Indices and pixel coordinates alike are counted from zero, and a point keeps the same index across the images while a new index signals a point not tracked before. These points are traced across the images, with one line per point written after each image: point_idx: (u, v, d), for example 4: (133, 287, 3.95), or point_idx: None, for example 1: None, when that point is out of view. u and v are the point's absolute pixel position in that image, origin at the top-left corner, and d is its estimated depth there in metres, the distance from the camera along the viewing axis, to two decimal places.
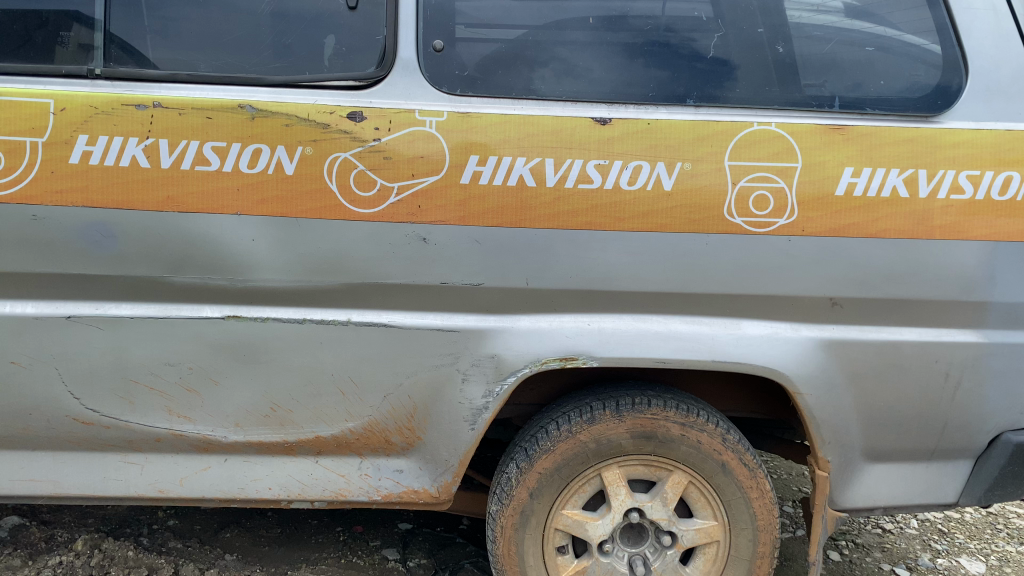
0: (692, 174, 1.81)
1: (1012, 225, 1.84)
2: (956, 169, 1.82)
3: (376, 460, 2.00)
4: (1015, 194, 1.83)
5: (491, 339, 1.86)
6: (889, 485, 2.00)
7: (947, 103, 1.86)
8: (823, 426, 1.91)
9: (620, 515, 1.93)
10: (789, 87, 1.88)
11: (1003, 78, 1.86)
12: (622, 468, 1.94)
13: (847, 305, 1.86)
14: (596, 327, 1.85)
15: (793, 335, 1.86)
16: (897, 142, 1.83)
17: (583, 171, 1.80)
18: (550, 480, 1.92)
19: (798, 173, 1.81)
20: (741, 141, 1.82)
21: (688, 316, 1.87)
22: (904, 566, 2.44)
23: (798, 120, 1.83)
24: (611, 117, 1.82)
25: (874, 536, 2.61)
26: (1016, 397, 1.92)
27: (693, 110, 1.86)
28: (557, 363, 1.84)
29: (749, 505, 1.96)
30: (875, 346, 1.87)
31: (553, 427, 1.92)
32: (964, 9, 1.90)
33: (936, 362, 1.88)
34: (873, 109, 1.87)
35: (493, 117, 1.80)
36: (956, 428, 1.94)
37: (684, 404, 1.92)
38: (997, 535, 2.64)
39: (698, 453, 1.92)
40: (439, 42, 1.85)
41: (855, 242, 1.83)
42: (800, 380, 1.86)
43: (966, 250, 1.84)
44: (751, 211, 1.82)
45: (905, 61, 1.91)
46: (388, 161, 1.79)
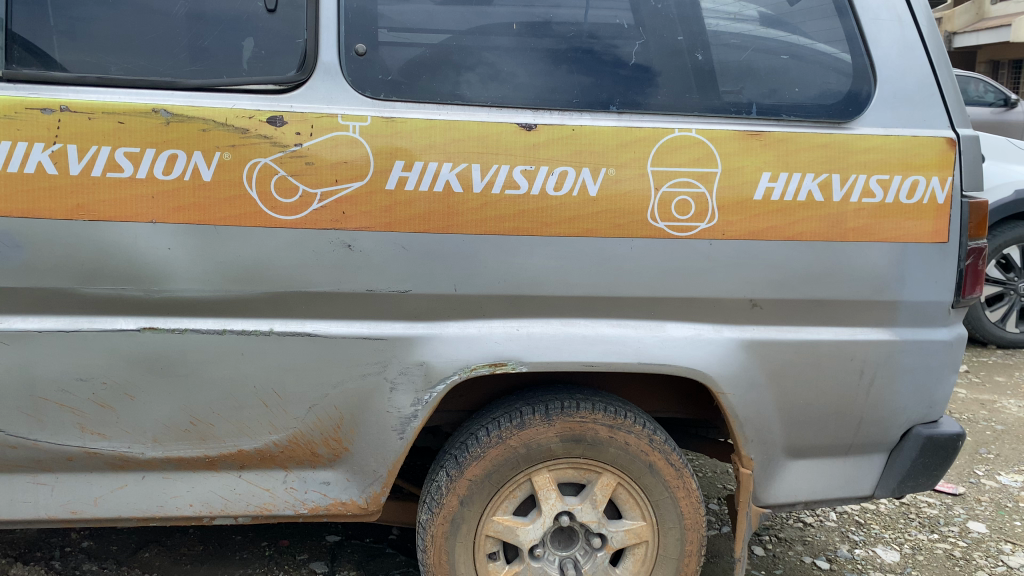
0: (616, 180, 1.83)
1: (918, 227, 1.93)
2: (867, 173, 1.90)
3: (302, 473, 1.95)
4: (921, 197, 1.92)
5: (420, 346, 1.84)
6: (809, 480, 2.05)
7: (857, 110, 1.93)
8: (746, 425, 1.95)
9: (551, 519, 1.94)
10: (708, 94, 1.92)
11: (907, 86, 1.95)
12: (552, 472, 1.94)
13: (767, 306, 1.91)
14: (525, 332, 1.85)
15: (716, 336, 1.90)
16: (812, 148, 1.88)
17: (510, 177, 1.80)
18: (481, 486, 1.91)
19: (718, 178, 1.85)
20: (663, 147, 1.85)
21: (615, 319, 1.89)
22: (824, 558, 2.52)
23: (716, 126, 1.88)
24: (537, 122, 1.83)
25: (795, 531, 2.67)
26: (926, 393, 2.01)
27: (617, 116, 1.88)
28: (487, 368, 1.83)
29: (676, 505, 1.99)
30: (794, 346, 1.92)
31: (483, 433, 1.92)
32: (871, 20, 1.97)
33: (852, 359, 1.95)
34: (789, 116, 1.93)
35: (418, 122, 1.79)
36: (871, 423, 2.01)
37: (612, 406, 1.95)
38: (910, 524, 2.73)
39: (626, 454, 1.94)
40: (362, 46, 1.83)
41: (773, 245, 1.88)
42: (724, 380, 1.89)
43: (877, 251, 1.92)
44: (674, 215, 1.85)
45: (818, 70, 1.97)
46: (310, 167, 1.76)
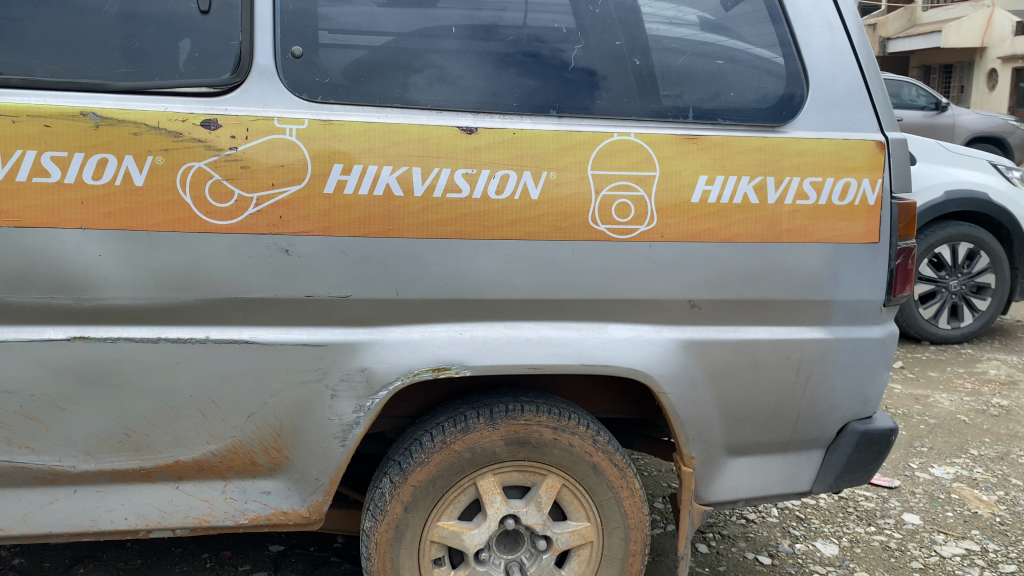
0: (557, 183, 1.84)
1: (851, 228, 1.98)
2: (800, 176, 1.94)
3: (241, 483, 1.91)
4: (852, 199, 1.97)
5: (361, 352, 1.81)
6: (749, 478, 2.09)
7: (791, 113, 1.98)
8: (687, 424, 1.97)
9: (496, 523, 1.94)
10: (647, 98, 1.95)
11: (839, 90, 2.00)
12: (496, 475, 1.94)
13: (706, 307, 1.94)
14: (468, 335, 1.84)
15: (656, 336, 1.92)
16: (747, 151, 1.92)
17: (451, 180, 1.79)
18: (425, 492, 1.90)
19: (656, 181, 1.88)
20: (602, 150, 1.86)
21: (558, 322, 1.90)
22: (766, 553, 2.56)
23: (654, 130, 1.90)
24: (477, 126, 1.82)
25: (738, 527, 2.71)
26: (860, 389, 2.06)
27: (557, 120, 1.89)
28: (429, 373, 1.81)
29: (620, 504, 2.01)
30: (732, 345, 1.95)
31: (427, 438, 1.90)
32: (803, 26, 2.02)
33: (789, 357, 1.99)
34: (725, 120, 1.96)
35: (357, 125, 1.77)
36: (808, 419, 2.05)
37: (556, 408, 1.95)
38: (848, 518, 2.79)
39: (570, 455, 1.95)
40: (298, 48, 1.81)
41: (711, 246, 1.91)
42: (664, 380, 1.92)
43: (811, 252, 1.96)
44: (614, 218, 1.86)
45: (753, 74, 2.01)
46: (246, 171, 1.73)
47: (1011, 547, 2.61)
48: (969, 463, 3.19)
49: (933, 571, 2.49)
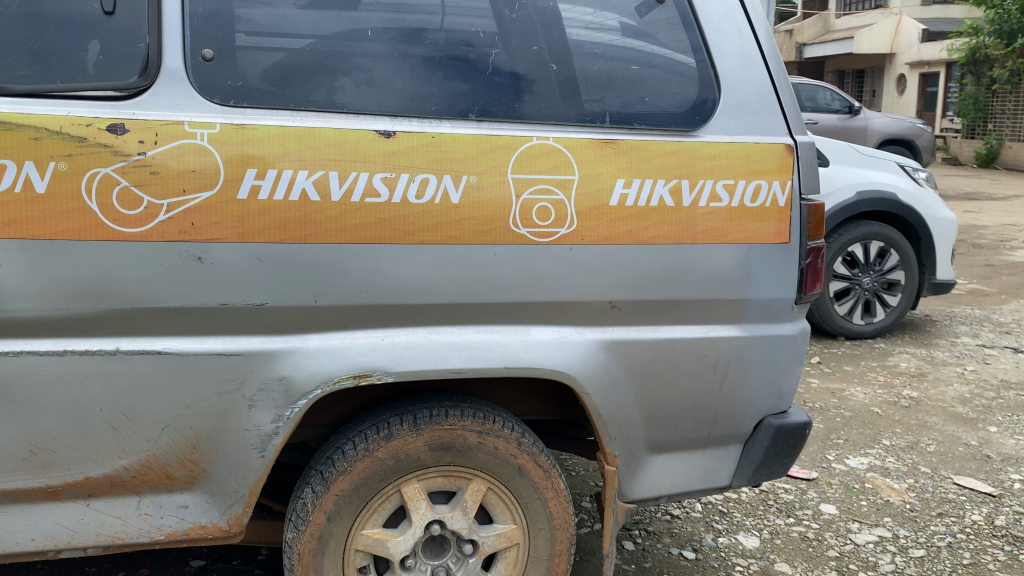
0: (477, 187, 1.84)
1: (762, 229, 2.05)
2: (714, 179, 2.00)
3: (156, 498, 1.85)
4: (763, 201, 2.04)
5: (280, 360, 1.78)
6: (671, 474, 2.12)
7: (704, 118, 2.02)
8: (609, 424, 1.99)
9: (421, 529, 1.92)
10: (565, 103, 1.97)
11: (749, 95, 2.06)
12: (421, 481, 1.93)
13: (625, 307, 1.97)
14: (389, 341, 1.83)
15: (578, 338, 1.94)
16: (662, 155, 1.96)
17: (369, 185, 1.78)
18: (348, 501, 1.88)
19: (575, 184, 1.90)
20: (521, 155, 1.87)
21: (480, 326, 1.89)
22: (691, 548, 2.61)
23: (572, 135, 1.92)
24: (395, 130, 1.81)
25: (663, 523, 2.76)
26: (775, 385, 2.13)
27: (475, 124, 1.89)
28: (350, 381, 1.79)
29: (545, 505, 2.02)
30: (652, 345, 1.99)
31: (349, 446, 1.88)
32: (714, 32, 2.07)
33: (706, 355, 2.04)
34: (640, 124, 1.99)
35: (271, 129, 1.74)
36: (726, 415, 2.10)
37: (480, 412, 1.96)
38: (768, 510, 2.87)
39: (495, 458, 1.95)
40: (209, 51, 1.77)
41: (629, 248, 1.95)
42: (586, 380, 1.94)
43: (725, 252, 2.02)
44: (534, 222, 1.88)
45: (667, 79, 2.05)
46: (155, 177, 1.68)
47: (921, 533, 2.73)
48: (881, 453, 3.32)
49: (848, 558, 2.58)
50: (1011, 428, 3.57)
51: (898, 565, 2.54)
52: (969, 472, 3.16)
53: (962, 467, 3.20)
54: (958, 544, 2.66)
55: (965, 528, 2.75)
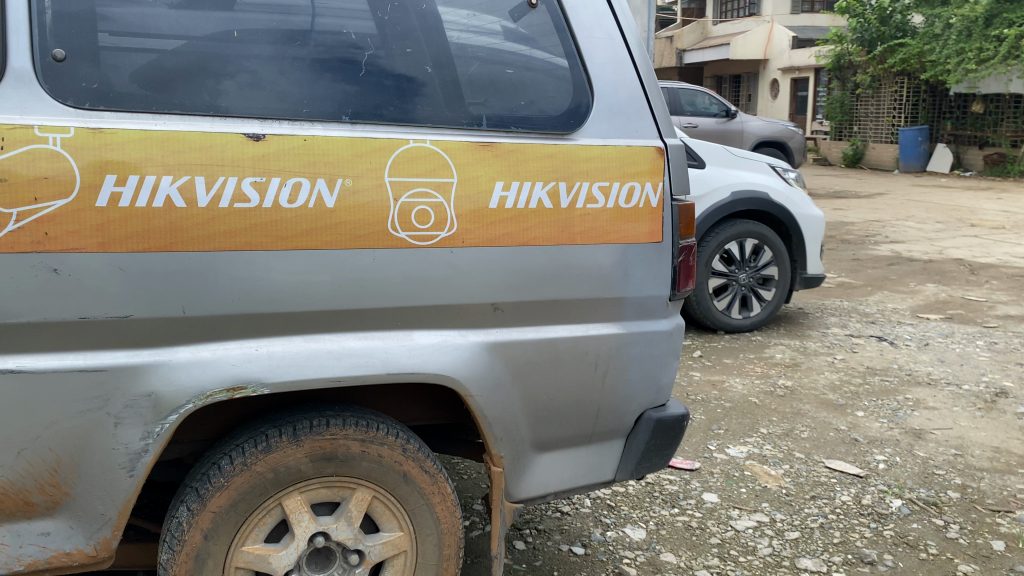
0: (353, 191, 1.81)
1: (636, 229, 2.11)
2: (589, 181, 2.04)
3: (13, 526, 1.73)
4: (636, 202, 2.10)
5: (147, 375, 1.70)
6: (557, 472, 2.15)
7: (578, 122, 2.06)
8: (494, 425, 2.00)
9: (305, 542, 1.87)
10: (441, 105, 1.96)
11: (620, 99, 2.12)
12: (303, 493, 1.88)
13: (507, 309, 1.98)
14: (264, 351, 1.77)
15: (461, 341, 1.94)
16: (539, 158, 1.99)
17: (238, 190, 1.72)
18: (226, 517, 1.82)
19: (454, 187, 1.89)
20: (398, 157, 1.85)
21: (360, 332, 1.86)
22: (580, 544, 2.65)
23: (448, 138, 1.91)
24: (265, 133, 1.76)
25: (553, 521, 2.79)
26: (653, 379, 2.19)
27: (349, 126, 1.85)
28: (224, 394, 1.73)
29: (432, 510, 2.01)
30: (534, 344, 2.01)
31: (226, 461, 1.82)
32: (586, 37, 2.11)
33: (587, 353, 2.08)
34: (517, 128, 2.00)
35: (131, 134, 1.66)
36: (608, 411, 2.15)
37: (363, 419, 1.93)
38: (654, 502, 2.95)
39: (379, 466, 1.92)
40: (60, 51, 1.68)
41: (509, 249, 1.96)
42: (470, 382, 1.93)
43: (602, 252, 2.07)
44: (413, 225, 1.86)
45: (542, 82, 2.08)
46: (3, 184, 1.57)
47: (795, 516, 2.86)
48: (759, 441, 3.46)
49: (729, 544, 2.68)
50: (876, 412, 3.80)
51: (775, 548, 2.66)
52: (839, 455, 3.34)
53: (832, 451, 3.38)
54: (830, 524, 2.81)
55: (835, 509, 2.91)
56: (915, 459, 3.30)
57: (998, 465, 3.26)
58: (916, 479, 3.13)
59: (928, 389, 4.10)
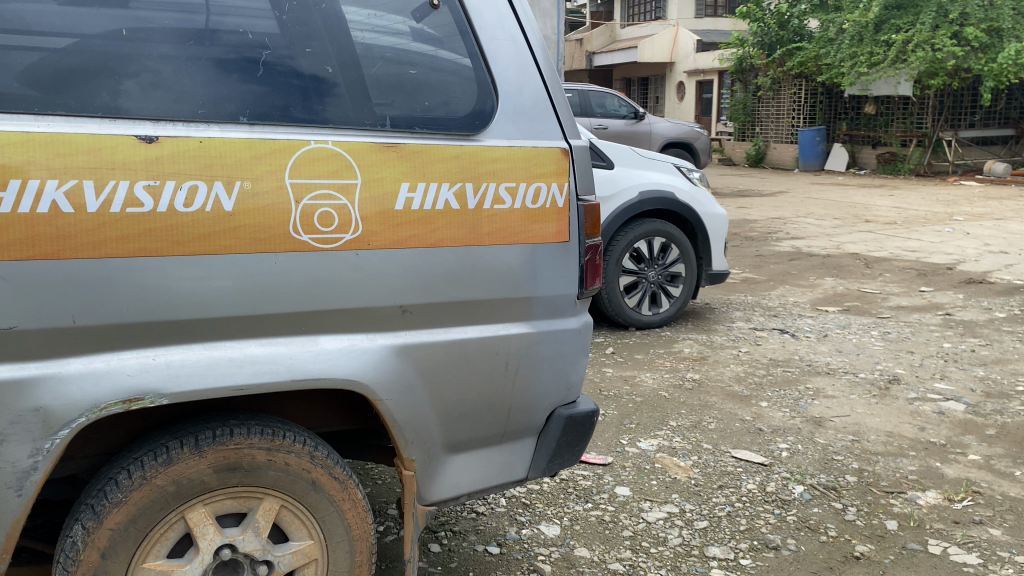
0: (252, 194, 1.77)
1: (543, 229, 2.13)
2: (496, 182, 2.05)
3: None
4: (543, 202, 2.13)
5: (34, 389, 1.62)
6: (469, 472, 2.14)
7: (483, 123, 2.07)
8: (404, 428, 1.98)
9: (210, 555, 1.82)
10: (342, 105, 1.93)
11: (523, 100, 2.13)
12: (207, 506, 1.82)
13: (416, 311, 1.97)
14: (162, 361, 1.71)
15: (369, 344, 1.91)
16: (445, 159, 1.98)
17: (130, 194, 1.66)
18: (125, 534, 1.75)
19: (357, 189, 1.87)
20: (299, 159, 1.82)
21: (264, 338, 1.82)
22: (495, 543, 2.66)
23: (351, 139, 1.89)
24: (158, 135, 1.71)
25: (469, 521, 2.79)
26: (562, 377, 2.21)
27: (247, 127, 1.81)
28: (120, 406, 1.66)
29: (342, 517, 1.98)
30: (444, 346, 2.00)
31: (123, 475, 1.75)
32: (489, 39, 2.12)
33: (497, 353, 2.08)
34: (421, 128, 1.99)
35: (11, 136, 1.58)
36: (519, 410, 2.16)
37: (268, 428, 1.89)
38: (568, 498, 2.98)
39: (287, 475, 1.88)
40: None
41: (416, 251, 1.95)
42: (378, 387, 1.91)
43: (510, 252, 2.08)
44: (317, 227, 1.83)
45: (447, 83, 2.07)
46: None
47: (704, 505, 2.95)
48: (669, 434, 3.55)
49: (641, 536, 2.73)
50: (779, 402, 3.94)
51: (685, 538, 2.73)
52: (745, 445, 3.45)
53: (738, 441, 3.48)
54: (737, 512, 2.90)
55: (742, 497, 3.00)
56: (815, 446, 3.44)
57: (891, 448, 3.43)
58: (816, 465, 3.26)
59: (827, 378, 4.28)
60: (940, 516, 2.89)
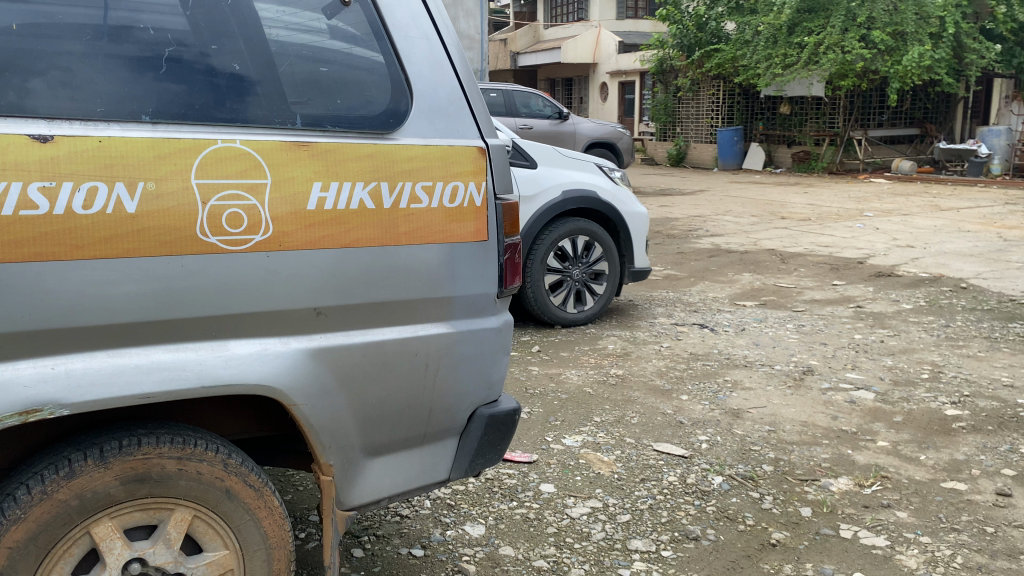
0: (156, 195, 1.71)
1: (461, 229, 2.13)
2: (412, 181, 2.03)
3: None
4: (461, 201, 2.12)
5: None
6: (390, 475, 2.12)
7: (397, 122, 2.04)
8: (321, 433, 1.95)
9: (118, 571, 1.74)
10: (251, 103, 1.88)
11: (438, 99, 2.12)
12: (114, 519, 1.75)
13: (331, 313, 1.94)
14: (62, 370, 1.63)
15: (282, 348, 1.87)
16: (358, 158, 1.95)
17: (24, 196, 1.58)
18: (25, 552, 1.67)
19: (267, 189, 1.83)
20: (206, 158, 1.77)
21: (172, 345, 1.76)
22: (419, 545, 2.64)
23: (260, 138, 1.85)
24: (53, 134, 1.63)
25: (392, 525, 2.76)
26: (483, 377, 2.21)
27: (150, 126, 1.75)
28: (16, 419, 1.58)
29: (258, 525, 1.93)
30: (360, 348, 1.98)
31: (22, 491, 1.67)
32: (403, 37, 2.10)
33: (416, 354, 2.07)
34: (333, 127, 1.96)
35: None
36: (440, 411, 2.15)
37: (179, 436, 1.83)
38: (493, 497, 2.98)
39: (199, 484, 1.83)
40: None
41: (330, 252, 1.92)
42: (293, 391, 1.87)
43: (427, 252, 2.07)
44: (225, 229, 1.78)
45: (360, 81, 2.04)
46: None
47: (627, 499, 2.99)
48: (593, 430, 3.59)
49: (565, 532, 2.76)
50: (699, 395, 4.03)
51: (608, 532, 2.76)
52: (666, 438, 3.52)
53: (659, 435, 3.54)
54: (658, 505, 2.95)
55: (663, 490, 3.06)
56: (734, 437, 3.53)
57: (805, 437, 3.54)
58: (735, 456, 3.34)
59: (744, 371, 4.39)
60: (851, 501, 2.99)
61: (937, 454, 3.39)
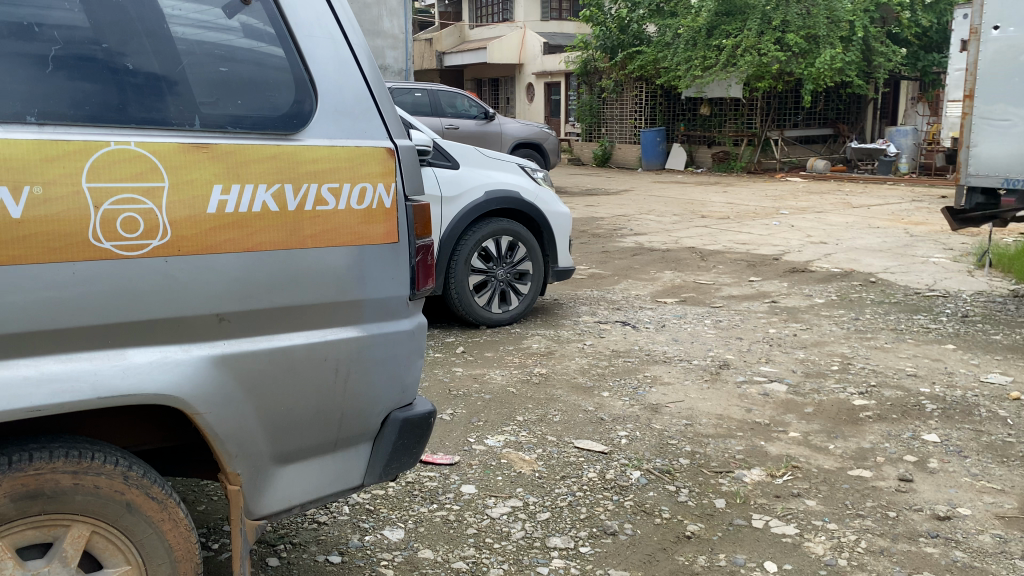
0: (44, 200, 1.64)
1: (370, 230, 2.10)
2: (318, 183, 2.00)
3: None
4: (369, 202, 2.10)
5: None
6: (302, 482, 2.08)
7: (302, 122, 2.01)
8: (227, 441, 1.90)
9: None
10: (146, 103, 1.82)
11: (344, 99, 2.09)
12: (5, 538, 1.67)
13: (234, 319, 1.90)
14: None
15: (184, 356, 1.82)
16: (261, 160, 1.91)
17: None
18: None
19: (165, 192, 1.78)
20: (97, 161, 1.71)
21: (64, 355, 1.69)
22: (336, 552, 2.61)
23: (157, 139, 1.79)
24: None
25: (309, 533, 2.72)
26: (396, 379, 2.19)
27: (36, 127, 1.67)
28: None
29: (162, 538, 1.87)
30: (266, 354, 1.94)
31: None
32: (306, 36, 2.06)
33: (325, 358, 2.04)
34: (235, 128, 1.91)
35: None
36: (352, 415, 2.12)
37: (74, 450, 1.77)
38: (413, 500, 2.96)
39: (97, 498, 1.76)
40: None
41: (232, 256, 1.88)
42: (196, 400, 1.82)
43: (335, 254, 2.04)
44: (120, 234, 1.73)
45: (262, 80, 2.00)
46: None
47: (546, 497, 3.01)
48: (515, 429, 3.60)
49: (485, 533, 2.76)
50: (620, 391, 4.08)
51: (527, 531, 2.77)
52: (587, 435, 3.55)
53: (580, 432, 3.58)
54: (578, 501, 2.98)
55: (583, 486, 3.09)
56: (653, 432, 3.59)
57: (720, 430, 3.62)
58: (652, 451, 3.40)
59: (664, 366, 4.48)
60: (763, 492, 3.08)
61: (844, 443, 3.51)
